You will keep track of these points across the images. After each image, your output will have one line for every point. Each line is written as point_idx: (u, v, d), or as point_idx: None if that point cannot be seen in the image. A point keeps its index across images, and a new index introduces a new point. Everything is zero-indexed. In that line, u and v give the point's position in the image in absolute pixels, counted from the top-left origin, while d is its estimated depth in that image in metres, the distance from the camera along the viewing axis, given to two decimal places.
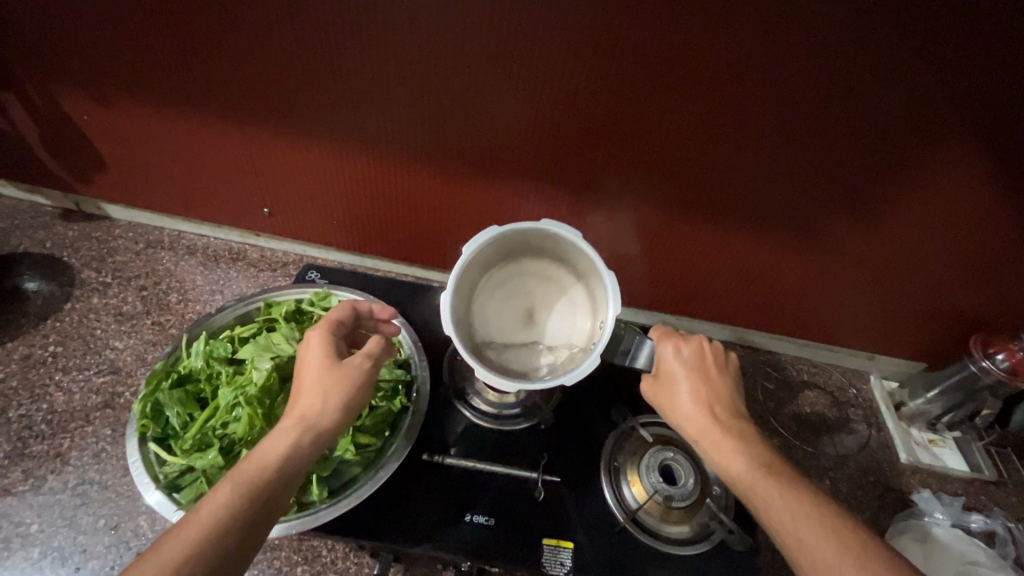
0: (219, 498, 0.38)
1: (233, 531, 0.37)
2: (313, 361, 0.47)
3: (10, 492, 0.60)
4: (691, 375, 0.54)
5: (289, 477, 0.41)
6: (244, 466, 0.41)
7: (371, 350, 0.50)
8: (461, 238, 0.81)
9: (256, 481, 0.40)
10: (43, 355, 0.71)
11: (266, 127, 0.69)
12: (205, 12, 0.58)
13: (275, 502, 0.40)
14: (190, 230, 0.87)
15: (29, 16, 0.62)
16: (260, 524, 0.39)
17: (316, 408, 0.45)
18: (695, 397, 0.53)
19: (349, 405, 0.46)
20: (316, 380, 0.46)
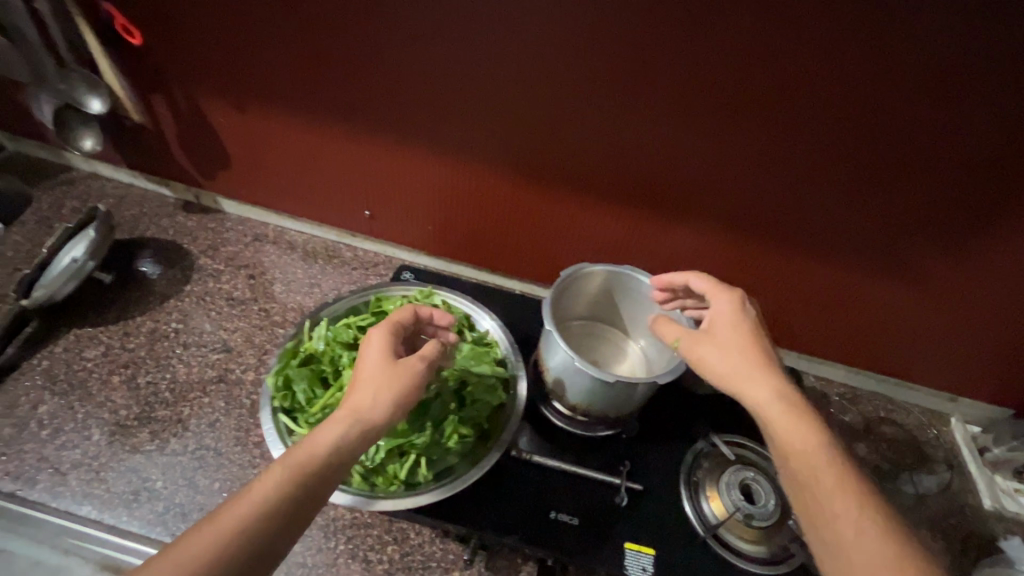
0: (269, 480, 0.41)
1: (280, 516, 0.40)
2: (371, 356, 0.49)
3: (139, 449, 0.66)
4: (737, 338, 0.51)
5: (338, 463, 0.44)
6: (308, 446, 0.44)
7: (426, 353, 0.50)
8: (544, 252, 0.85)
9: (307, 466, 0.43)
10: (167, 330, 0.79)
11: (382, 137, 0.75)
12: (353, 26, 0.64)
13: (323, 488, 0.43)
14: (292, 226, 0.95)
15: (192, 31, 0.70)
16: (308, 505, 0.42)
17: (376, 401, 0.46)
18: (732, 350, 0.51)
19: (398, 405, 0.47)
20: (370, 377, 0.48)
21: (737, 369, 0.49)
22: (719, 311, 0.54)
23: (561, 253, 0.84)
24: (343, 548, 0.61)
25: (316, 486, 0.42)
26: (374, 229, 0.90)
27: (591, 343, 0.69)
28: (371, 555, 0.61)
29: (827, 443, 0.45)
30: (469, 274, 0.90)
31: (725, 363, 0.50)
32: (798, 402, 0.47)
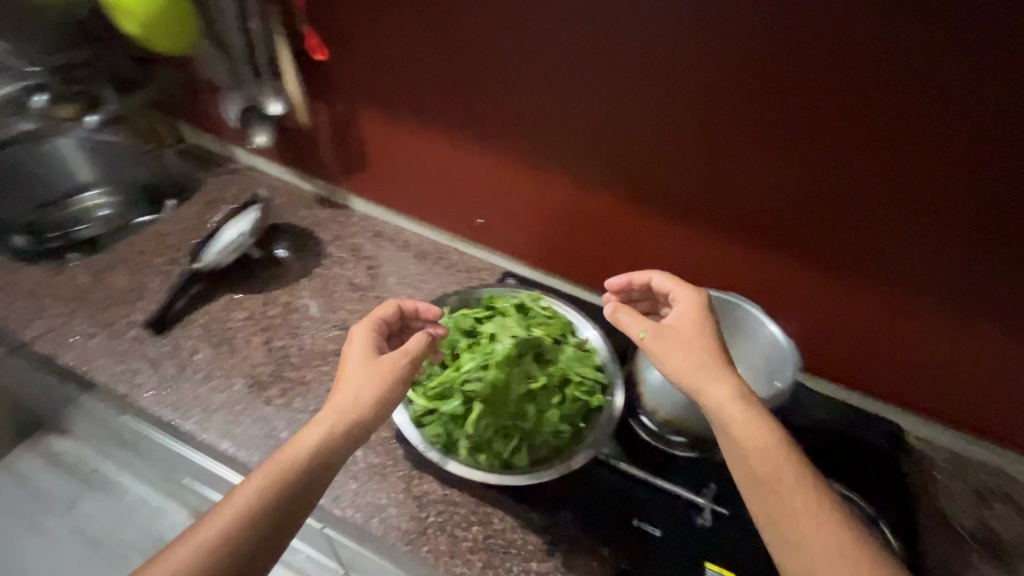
0: (252, 485, 0.48)
1: (262, 517, 0.47)
2: (354, 359, 0.57)
3: (270, 401, 0.76)
4: (696, 339, 0.56)
5: (317, 464, 0.50)
6: (288, 451, 0.51)
7: (409, 348, 0.58)
8: (642, 276, 0.87)
9: (285, 471, 0.49)
10: (299, 304, 0.90)
11: (507, 151, 0.83)
12: (503, 53, 0.73)
13: (304, 488, 0.49)
14: (409, 227, 1.05)
15: (365, 51, 0.82)
16: (289, 505, 0.48)
17: (357, 397, 0.54)
18: (689, 346, 0.56)
19: (379, 399, 0.55)
20: (354, 378, 0.55)
21: (694, 364, 0.54)
22: (679, 311, 0.60)
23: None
24: (433, 520, 0.66)
25: (294, 485, 0.49)
26: (480, 236, 0.98)
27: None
28: (458, 532, 0.65)
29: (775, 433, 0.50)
30: (562, 286, 0.94)
31: (685, 360, 0.55)
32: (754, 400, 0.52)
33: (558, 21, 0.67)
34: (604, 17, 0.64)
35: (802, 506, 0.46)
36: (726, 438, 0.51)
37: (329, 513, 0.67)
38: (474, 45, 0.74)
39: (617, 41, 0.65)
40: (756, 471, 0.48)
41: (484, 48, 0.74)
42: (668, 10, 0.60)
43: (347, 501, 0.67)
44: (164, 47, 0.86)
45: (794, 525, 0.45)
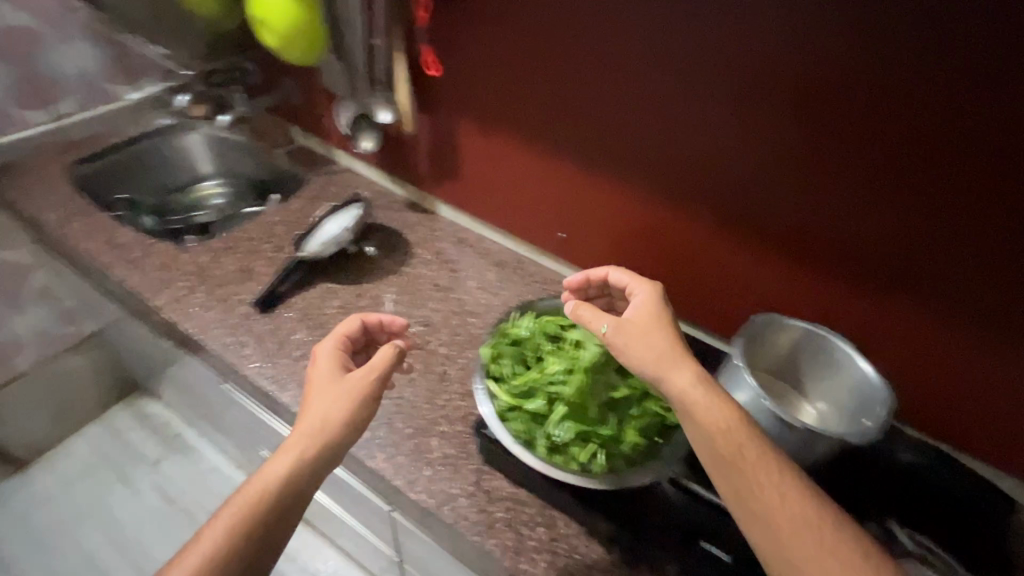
0: (228, 513, 0.59)
1: (239, 538, 0.58)
2: (320, 383, 0.68)
3: None
4: (655, 329, 0.61)
5: (288, 487, 0.61)
6: (260, 478, 0.61)
7: (370, 366, 0.68)
8: (721, 304, 0.86)
9: (257, 495, 0.60)
10: (386, 298, 0.96)
11: (598, 168, 0.86)
12: (615, 75, 0.77)
13: (278, 507, 0.60)
14: (491, 236, 1.10)
15: (475, 69, 0.88)
16: (264, 523, 0.59)
17: (323, 417, 0.64)
18: (649, 337, 0.60)
19: (343, 415, 0.65)
20: (318, 400, 0.66)
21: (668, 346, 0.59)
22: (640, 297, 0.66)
23: (730, 306, 0.85)
24: (502, 516, 0.68)
25: (267, 507, 0.60)
26: (557, 249, 1.01)
27: (771, 387, 0.69)
28: (524, 531, 0.67)
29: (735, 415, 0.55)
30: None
31: (661, 340, 0.60)
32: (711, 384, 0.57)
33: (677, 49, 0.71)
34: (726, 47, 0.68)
35: (776, 500, 0.50)
36: (689, 423, 0.55)
37: (403, 496, 0.71)
38: (581, 67, 0.79)
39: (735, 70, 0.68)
40: (735, 466, 0.52)
41: (590, 70, 0.79)
42: (793, 44, 0.64)
43: (422, 486, 0.71)
44: (296, 58, 0.96)
45: (771, 521, 0.50)
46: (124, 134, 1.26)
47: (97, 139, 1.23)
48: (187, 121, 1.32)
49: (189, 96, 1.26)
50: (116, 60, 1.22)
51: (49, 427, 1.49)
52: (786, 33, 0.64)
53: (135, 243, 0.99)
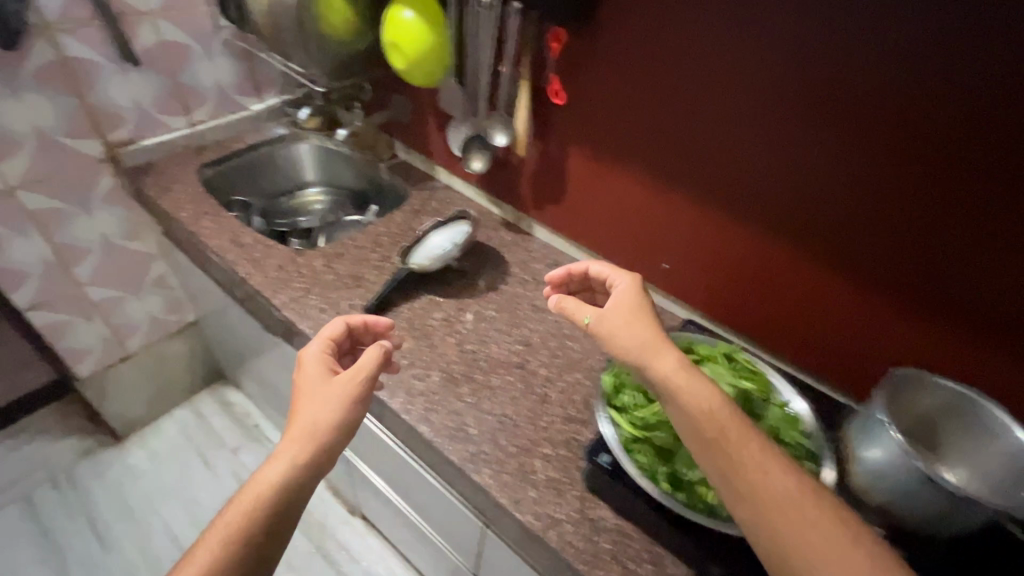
0: (229, 516, 0.65)
1: (241, 538, 0.63)
2: (309, 388, 0.74)
3: (462, 398, 0.83)
4: (632, 317, 0.67)
5: (285, 489, 0.66)
6: (257, 482, 0.67)
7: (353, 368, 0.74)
8: (832, 343, 0.83)
9: (257, 500, 0.65)
10: (486, 314, 0.98)
11: (708, 199, 0.85)
12: (728, 106, 0.77)
13: (276, 508, 0.66)
14: (585, 261, 1.10)
15: (593, 98, 0.90)
16: (264, 525, 0.64)
17: (313, 421, 0.70)
18: (626, 325, 0.66)
19: (332, 418, 0.71)
20: (308, 406, 0.72)
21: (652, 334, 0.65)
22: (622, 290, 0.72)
23: (827, 340, 0.83)
24: (609, 548, 0.68)
25: (266, 509, 0.65)
26: (648, 276, 1.00)
27: (912, 443, 0.64)
28: (632, 566, 0.66)
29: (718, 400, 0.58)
30: (731, 339, 0.93)
31: (644, 330, 0.65)
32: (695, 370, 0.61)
33: (795, 83, 0.71)
34: (849, 83, 0.67)
35: (758, 478, 0.52)
36: (673, 408, 0.58)
37: (508, 515, 0.71)
38: (701, 100, 0.79)
39: (854, 107, 0.68)
40: (718, 446, 0.54)
41: (711, 103, 0.79)
42: (937, 83, 0.61)
43: (528, 507, 0.71)
44: (419, 79, 1.01)
45: (756, 498, 0.51)
46: (245, 141, 1.36)
47: (222, 144, 1.33)
48: (299, 132, 1.41)
49: (307, 111, 1.38)
50: (245, 74, 1.32)
51: (144, 408, 1.58)
52: (914, 73, 0.62)
53: (256, 243, 1.05)
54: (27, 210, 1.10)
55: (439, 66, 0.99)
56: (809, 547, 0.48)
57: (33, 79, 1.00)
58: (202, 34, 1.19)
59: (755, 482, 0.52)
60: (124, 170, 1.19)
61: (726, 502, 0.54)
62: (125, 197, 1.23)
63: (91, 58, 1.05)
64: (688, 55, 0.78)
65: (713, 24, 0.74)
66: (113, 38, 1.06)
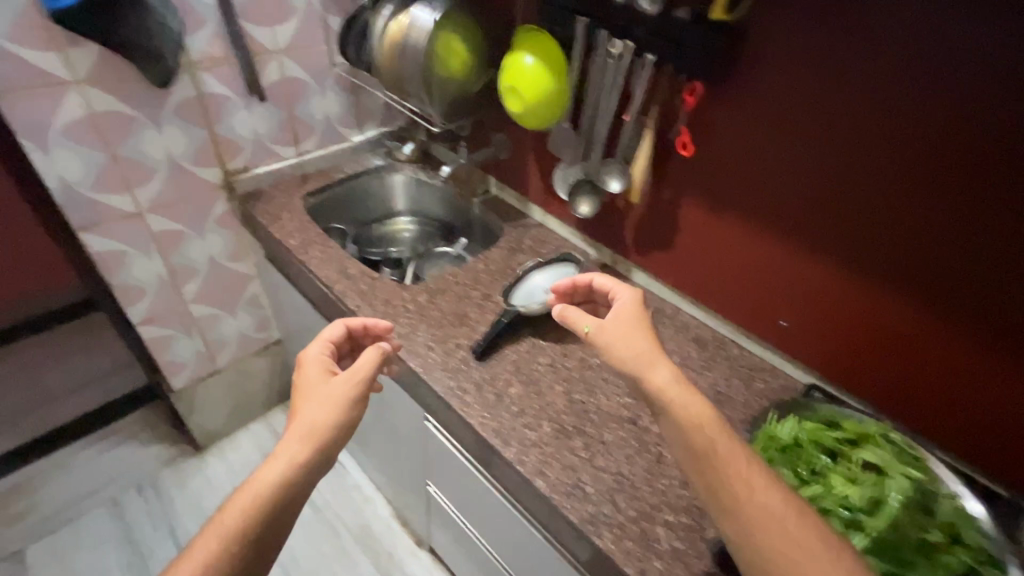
0: (231, 513, 0.67)
1: (246, 533, 0.66)
2: (310, 390, 0.80)
3: (575, 452, 0.80)
4: (629, 328, 0.71)
5: (287, 484, 0.70)
6: (259, 481, 0.70)
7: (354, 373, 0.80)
8: (981, 420, 0.75)
9: (261, 496, 0.69)
10: (591, 362, 0.95)
11: (836, 257, 0.81)
12: (842, 153, 0.75)
13: (279, 503, 0.69)
14: (688, 310, 1.07)
15: (713, 151, 0.87)
16: (268, 518, 0.68)
17: (313, 420, 0.76)
18: (627, 335, 0.70)
19: (334, 417, 0.76)
20: (308, 405, 0.78)
21: (650, 346, 0.69)
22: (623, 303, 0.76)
23: (964, 412, 0.77)
24: None
25: (268, 502, 0.69)
26: (755, 324, 0.97)
27: None
28: None
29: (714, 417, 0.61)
30: (857, 405, 0.87)
31: (640, 340, 0.70)
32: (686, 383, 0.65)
33: (912, 129, 0.68)
34: (975, 129, 0.63)
35: (744, 492, 0.55)
36: (669, 421, 0.62)
37: None
38: (834, 156, 0.76)
39: (981, 152, 0.64)
40: (708, 462, 0.58)
41: (846, 159, 0.75)
42: None
43: None
44: (528, 124, 1.02)
45: (743, 513, 0.54)
46: (345, 171, 1.40)
47: (325, 173, 1.38)
48: (395, 164, 1.46)
49: (411, 146, 1.43)
50: (351, 108, 1.37)
51: (224, 421, 1.63)
52: None
53: (363, 276, 1.07)
54: (152, 231, 1.16)
55: (554, 111, 0.99)
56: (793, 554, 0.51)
57: (173, 112, 1.06)
58: (320, 71, 1.25)
59: (739, 492, 0.55)
60: (238, 197, 1.25)
61: (716, 516, 0.56)
62: (235, 222, 1.29)
63: (223, 93, 1.11)
64: (797, 100, 0.76)
65: (838, 74, 0.71)
66: (245, 75, 1.12)
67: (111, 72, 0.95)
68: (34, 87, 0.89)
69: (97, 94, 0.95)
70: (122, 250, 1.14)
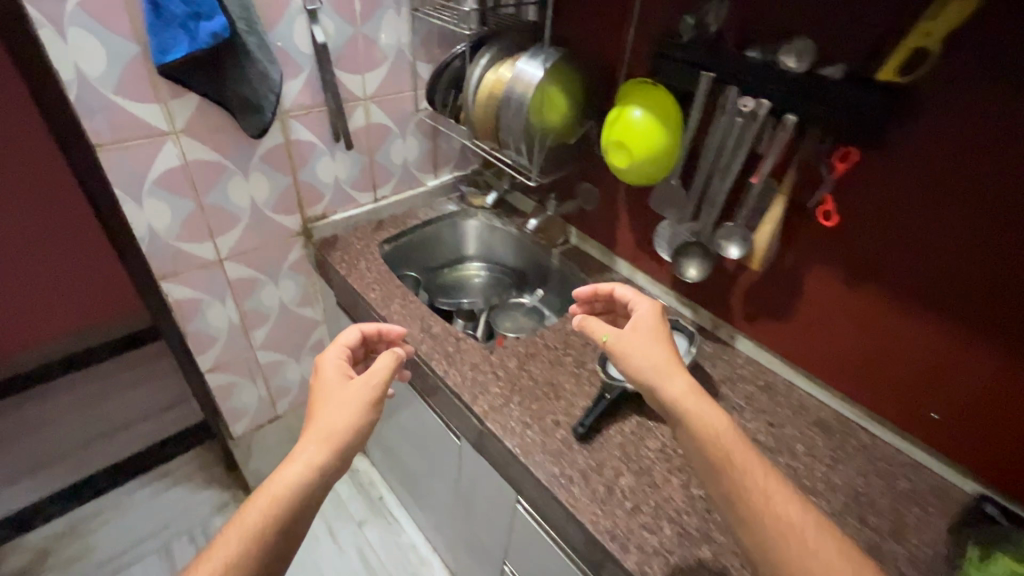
0: (251, 510, 0.67)
1: (266, 535, 0.66)
2: (330, 392, 0.81)
3: (705, 565, 0.70)
4: (653, 342, 0.76)
5: (308, 485, 0.71)
6: (278, 480, 0.71)
7: (376, 377, 0.82)
8: None
9: (282, 498, 0.69)
10: None
11: (1009, 348, 0.69)
12: (1005, 228, 0.65)
13: (301, 506, 0.70)
14: (805, 387, 0.96)
15: (853, 220, 0.77)
16: (289, 521, 0.68)
17: (335, 422, 0.77)
18: (649, 350, 0.75)
19: (354, 420, 0.77)
20: (329, 406, 0.79)
21: (669, 354, 0.76)
22: (644, 316, 0.81)
23: None
24: None
25: (290, 504, 0.69)
26: (893, 413, 0.85)
27: None
28: None
29: (730, 426, 0.66)
30: None
31: (659, 353, 0.75)
32: (704, 395, 0.69)
33: None
34: None
35: (764, 503, 0.59)
36: (684, 429, 0.67)
37: None
38: (1013, 235, 0.65)
39: None
40: (724, 470, 0.62)
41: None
42: None
43: None
44: (630, 179, 0.95)
45: (762, 522, 0.58)
46: (419, 217, 1.36)
47: (399, 219, 1.34)
48: (468, 210, 1.42)
49: (494, 196, 1.38)
50: (428, 152, 1.33)
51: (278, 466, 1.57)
52: None
53: (448, 335, 1.01)
54: (229, 278, 1.12)
55: (660, 167, 0.92)
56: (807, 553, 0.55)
57: (262, 159, 1.03)
58: (403, 116, 1.21)
59: (761, 507, 0.59)
60: (314, 243, 1.21)
61: None
62: (308, 267, 1.25)
63: (310, 140, 1.08)
64: (947, 169, 0.67)
65: (1018, 145, 0.61)
66: (333, 122, 1.09)
67: (208, 122, 0.92)
68: (135, 138, 0.87)
69: (193, 143, 0.93)
70: (199, 297, 1.10)
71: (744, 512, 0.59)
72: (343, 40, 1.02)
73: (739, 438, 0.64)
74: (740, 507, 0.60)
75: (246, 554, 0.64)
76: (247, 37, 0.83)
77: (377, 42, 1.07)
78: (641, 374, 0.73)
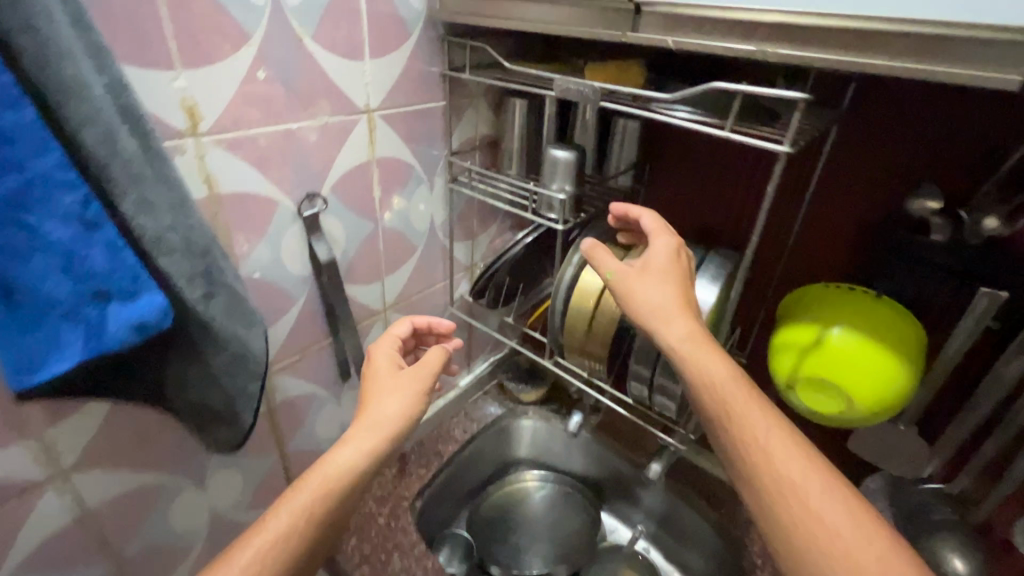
0: (286, 512, 0.47)
1: (293, 547, 0.46)
2: (379, 371, 0.59)
3: None
4: (666, 276, 0.52)
5: (348, 483, 0.51)
6: (318, 473, 0.50)
7: (429, 360, 0.59)
8: None
9: (325, 497, 0.49)
10: None
11: None
12: None
13: (340, 509, 0.50)
14: None
15: None
16: (318, 536, 0.48)
17: (388, 406, 0.55)
18: (660, 284, 0.51)
19: (404, 405, 0.55)
20: (379, 386, 0.57)
21: (676, 299, 0.51)
22: (654, 250, 0.54)
23: None
24: None
25: (327, 513, 0.49)
26: None
27: None
28: None
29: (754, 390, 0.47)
30: None
31: (668, 287, 0.51)
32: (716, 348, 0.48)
33: None
34: None
35: (772, 465, 0.43)
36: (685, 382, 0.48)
37: None
38: None
39: None
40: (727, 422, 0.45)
41: None
42: None
43: None
44: (828, 422, 0.62)
45: (765, 482, 0.43)
46: (455, 438, 0.97)
47: (428, 446, 0.95)
48: (516, 408, 1.03)
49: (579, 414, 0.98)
50: (461, 346, 0.98)
51: None
52: None
53: None
54: None
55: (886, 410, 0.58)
56: (819, 527, 0.40)
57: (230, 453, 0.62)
58: (433, 315, 0.84)
59: (789, 480, 0.42)
60: None
61: None
62: None
63: (309, 394, 0.69)
64: None
65: None
66: (343, 359, 0.70)
67: (136, 437, 0.52)
68: None
69: (100, 481, 0.51)
70: None
71: (773, 488, 0.43)
72: (355, 243, 0.65)
73: (771, 409, 0.46)
74: (766, 484, 0.43)
75: (279, 562, 0.45)
76: (209, 306, 0.44)
77: (401, 233, 0.71)
78: (638, 311, 0.51)
